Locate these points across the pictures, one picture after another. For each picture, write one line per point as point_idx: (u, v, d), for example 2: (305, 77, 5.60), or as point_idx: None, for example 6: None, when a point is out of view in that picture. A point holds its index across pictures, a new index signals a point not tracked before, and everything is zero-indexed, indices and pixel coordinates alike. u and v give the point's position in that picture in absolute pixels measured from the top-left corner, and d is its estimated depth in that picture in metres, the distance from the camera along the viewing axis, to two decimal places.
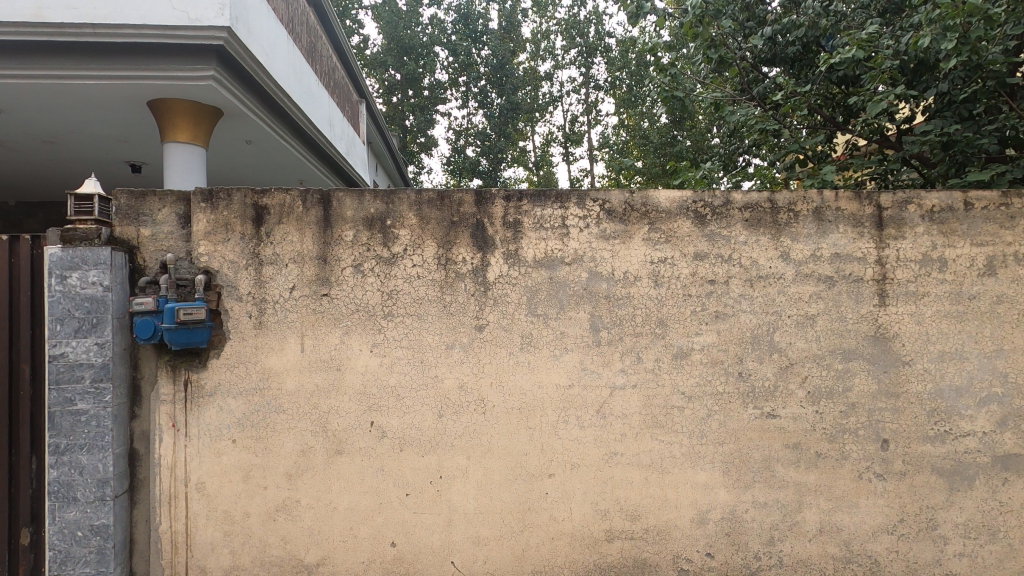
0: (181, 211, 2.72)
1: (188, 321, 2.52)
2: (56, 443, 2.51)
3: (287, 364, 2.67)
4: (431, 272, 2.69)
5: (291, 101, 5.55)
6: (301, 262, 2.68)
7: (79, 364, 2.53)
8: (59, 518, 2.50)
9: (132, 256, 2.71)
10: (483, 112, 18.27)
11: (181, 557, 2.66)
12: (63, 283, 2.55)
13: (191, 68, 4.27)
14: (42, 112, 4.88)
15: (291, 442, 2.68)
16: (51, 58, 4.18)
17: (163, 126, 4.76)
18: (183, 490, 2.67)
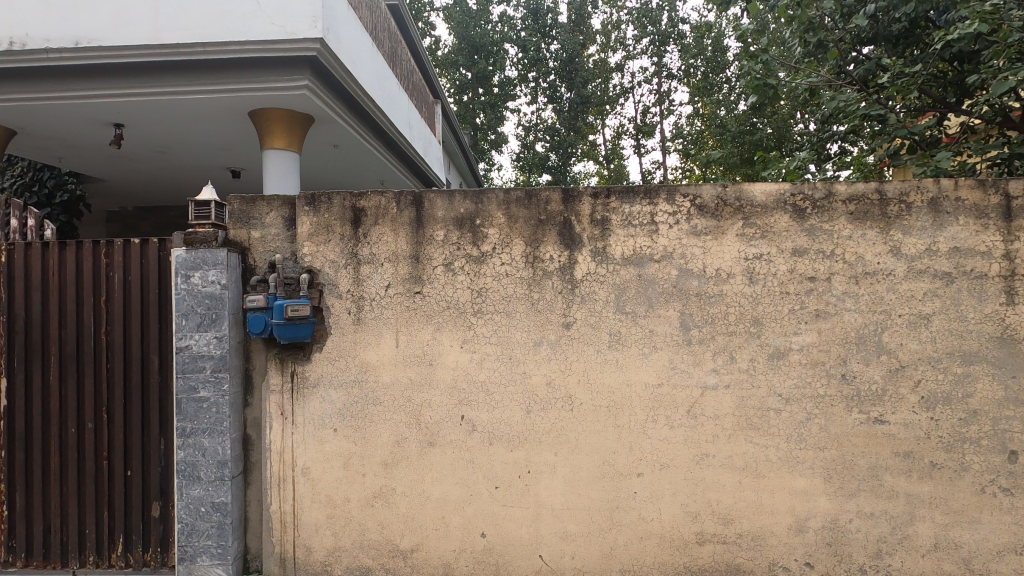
0: (286, 215, 2.92)
1: (295, 317, 2.70)
2: (183, 427, 2.78)
3: (383, 358, 2.80)
4: (520, 270, 2.74)
5: (374, 105, 5.77)
6: (396, 261, 2.80)
7: (201, 355, 2.78)
8: (185, 495, 2.77)
9: (244, 257, 2.94)
10: (552, 107, 18.20)
11: (289, 537, 2.87)
12: (187, 281, 2.82)
13: (287, 79, 4.54)
14: (158, 125, 5.37)
15: (387, 432, 2.81)
16: (167, 76, 4.58)
17: (263, 134, 5.10)
18: (290, 474, 2.87)
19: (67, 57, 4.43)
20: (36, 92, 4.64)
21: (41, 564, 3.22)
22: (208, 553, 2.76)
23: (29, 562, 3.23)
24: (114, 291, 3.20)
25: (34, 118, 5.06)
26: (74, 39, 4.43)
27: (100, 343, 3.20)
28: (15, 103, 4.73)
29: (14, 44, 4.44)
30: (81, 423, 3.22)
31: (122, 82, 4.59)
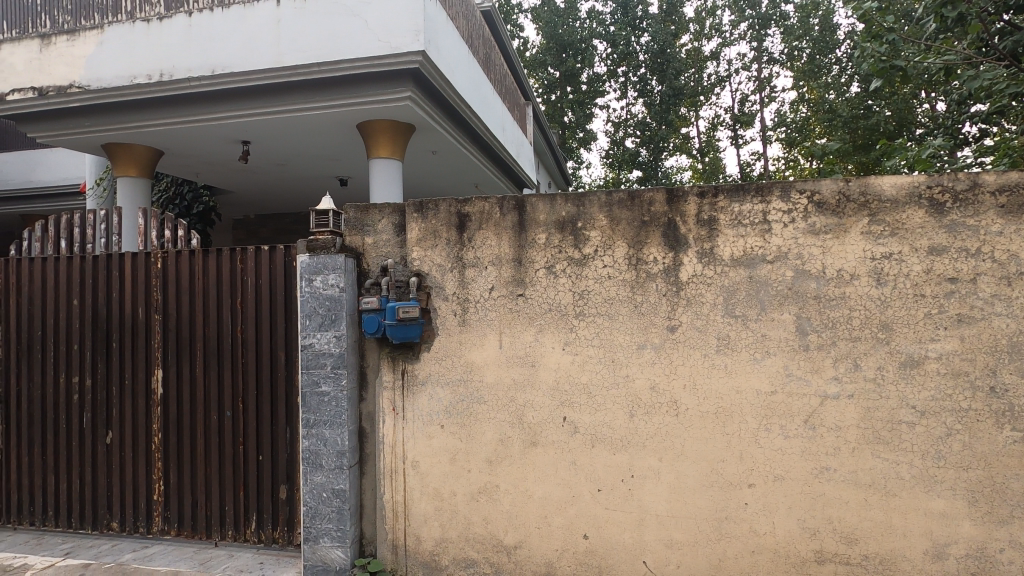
0: (396, 221, 3.08)
1: (406, 319, 2.85)
2: (307, 418, 3.03)
3: (487, 358, 2.89)
4: (622, 272, 2.71)
5: (471, 112, 5.95)
6: (499, 264, 2.88)
7: (322, 352, 3.02)
8: (309, 480, 3.02)
9: (359, 261, 3.15)
10: (643, 101, 17.77)
11: (401, 525, 3.04)
12: (310, 285, 3.07)
13: (391, 91, 4.79)
14: (278, 141, 5.87)
15: (491, 431, 2.90)
16: (287, 95, 4.99)
17: (370, 144, 5.42)
18: (401, 466, 3.04)
19: (205, 84, 4.96)
20: (180, 116, 5.25)
21: (190, 534, 3.66)
22: (329, 535, 2.99)
23: (180, 532, 3.69)
24: (247, 293, 3.55)
25: (178, 139, 5.72)
26: (211, 67, 4.95)
27: (236, 340, 3.58)
28: (164, 127, 5.36)
29: (163, 75, 5.04)
30: (221, 411, 3.61)
31: (250, 103, 5.08)
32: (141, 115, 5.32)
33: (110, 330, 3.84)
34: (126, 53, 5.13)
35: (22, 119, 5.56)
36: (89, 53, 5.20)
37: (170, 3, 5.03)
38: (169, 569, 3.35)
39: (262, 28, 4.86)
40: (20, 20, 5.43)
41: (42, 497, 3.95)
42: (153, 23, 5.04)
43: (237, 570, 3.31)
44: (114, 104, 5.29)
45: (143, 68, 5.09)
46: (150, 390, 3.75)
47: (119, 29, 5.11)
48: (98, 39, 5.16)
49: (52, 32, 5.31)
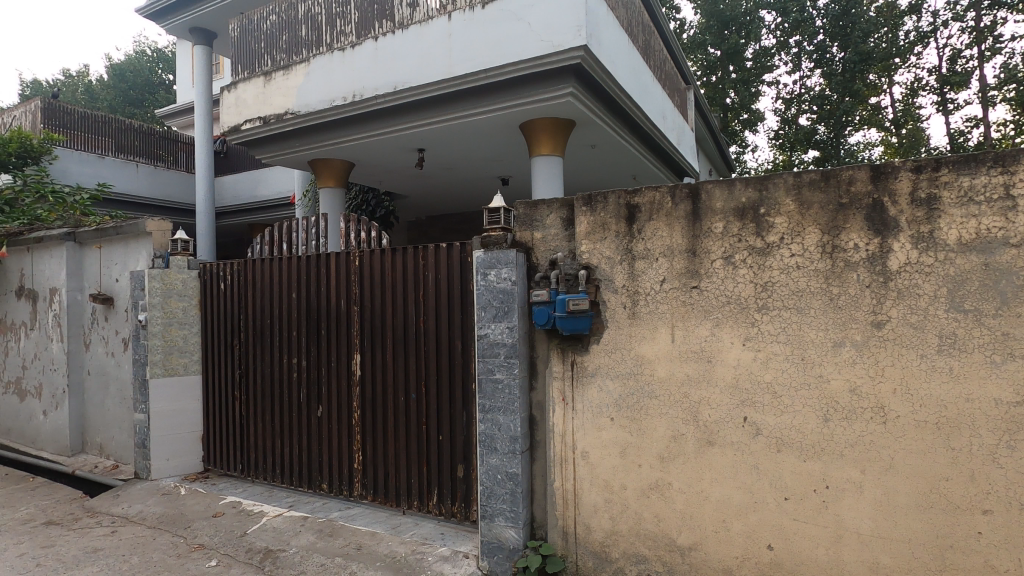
0: (565, 215, 3.14)
1: (575, 311, 2.90)
2: (484, 403, 3.23)
3: (658, 352, 2.82)
4: (815, 262, 2.47)
5: (632, 102, 5.84)
6: (671, 256, 2.79)
7: (496, 343, 3.20)
8: (485, 462, 3.23)
9: (529, 256, 3.26)
10: (821, 71, 15.86)
11: (571, 513, 3.10)
12: (485, 278, 3.26)
13: (554, 89, 4.89)
14: (448, 146, 6.33)
15: (664, 427, 2.82)
16: (458, 103, 5.37)
17: (533, 143, 5.59)
18: (571, 455, 3.09)
19: (389, 100, 5.54)
20: (368, 131, 5.92)
21: (384, 501, 4.15)
22: (503, 515, 3.16)
23: (376, 497, 4.19)
24: (429, 287, 3.90)
25: (366, 152, 6.46)
26: (393, 84, 5.51)
27: (419, 329, 3.95)
28: (356, 141, 6.09)
29: (355, 96, 5.73)
30: (407, 393, 4.01)
31: (425, 114, 5.55)
32: (338, 133, 6.10)
33: (320, 319, 4.48)
34: (327, 80, 5.93)
35: (252, 144, 6.72)
36: (299, 83, 6.10)
37: (360, 31, 5.70)
38: (367, 529, 3.83)
39: (436, 43, 5.28)
40: (250, 61, 6.56)
41: (272, 456, 4.77)
42: (347, 51, 5.76)
43: (422, 537, 3.66)
44: (318, 125, 6.14)
45: (339, 91, 5.83)
46: (350, 372, 4.31)
47: (321, 59, 5.93)
48: (306, 70, 6.04)
49: (273, 69, 6.34)
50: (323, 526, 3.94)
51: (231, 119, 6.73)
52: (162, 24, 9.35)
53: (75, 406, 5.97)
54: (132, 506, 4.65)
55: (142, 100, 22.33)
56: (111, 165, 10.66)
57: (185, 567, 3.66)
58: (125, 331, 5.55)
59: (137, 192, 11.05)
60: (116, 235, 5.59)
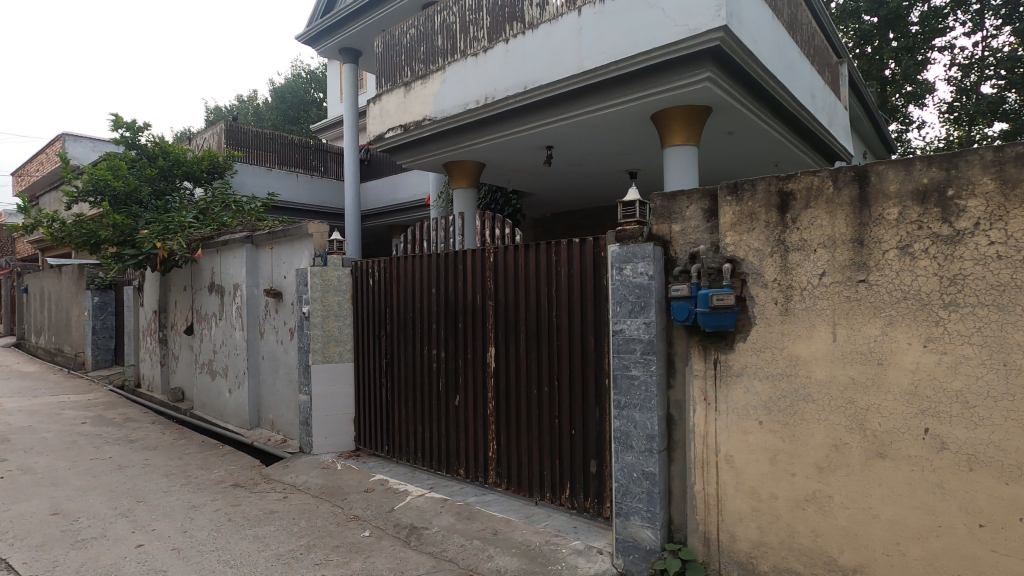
0: (706, 207, 2.99)
1: (720, 306, 2.75)
2: (619, 400, 3.19)
3: (816, 353, 2.60)
4: (1021, 251, 2.15)
5: (777, 83, 5.40)
6: (832, 247, 2.56)
7: (632, 338, 3.14)
8: (621, 459, 3.18)
9: (666, 249, 3.14)
10: (1012, 29, 13.44)
11: (713, 519, 2.95)
12: (620, 273, 3.21)
13: (690, 75, 4.67)
14: (576, 142, 6.32)
15: (822, 434, 2.58)
16: (588, 97, 5.35)
17: (665, 133, 5.39)
18: (714, 458, 2.94)
19: (520, 100, 5.68)
20: (499, 131, 6.11)
21: (517, 490, 4.27)
22: (639, 514, 3.10)
23: (509, 486, 4.32)
24: (561, 282, 3.95)
25: (496, 152, 6.68)
26: (524, 83, 5.65)
27: (552, 324, 4.01)
28: (487, 142, 6.31)
29: (487, 98, 5.96)
30: (540, 386, 4.09)
31: (555, 110, 5.61)
32: (471, 135, 6.38)
33: (458, 313, 4.72)
34: (461, 85, 6.22)
35: (393, 150, 7.24)
36: (436, 90, 6.47)
37: (492, 35, 5.89)
38: (503, 516, 3.97)
39: (566, 39, 5.31)
40: (391, 74, 7.07)
41: (414, 440, 5.13)
42: (480, 55, 6.00)
43: (555, 529, 3.71)
44: (453, 129, 6.46)
45: (473, 95, 6.11)
46: (486, 364, 4.48)
47: (456, 66, 6.24)
48: (442, 78, 6.40)
49: (412, 80, 6.80)
50: (462, 509, 4.16)
51: (376, 128, 7.30)
52: (317, 48, 10.43)
53: (252, 386, 6.89)
54: (298, 476, 5.26)
55: (298, 117, 25.09)
56: (277, 176, 12.13)
57: (343, 535, 4.05)
58: (291, 322, 6.29)
59: (297, 199, 12.47)
60: (284, 237, 6.35)
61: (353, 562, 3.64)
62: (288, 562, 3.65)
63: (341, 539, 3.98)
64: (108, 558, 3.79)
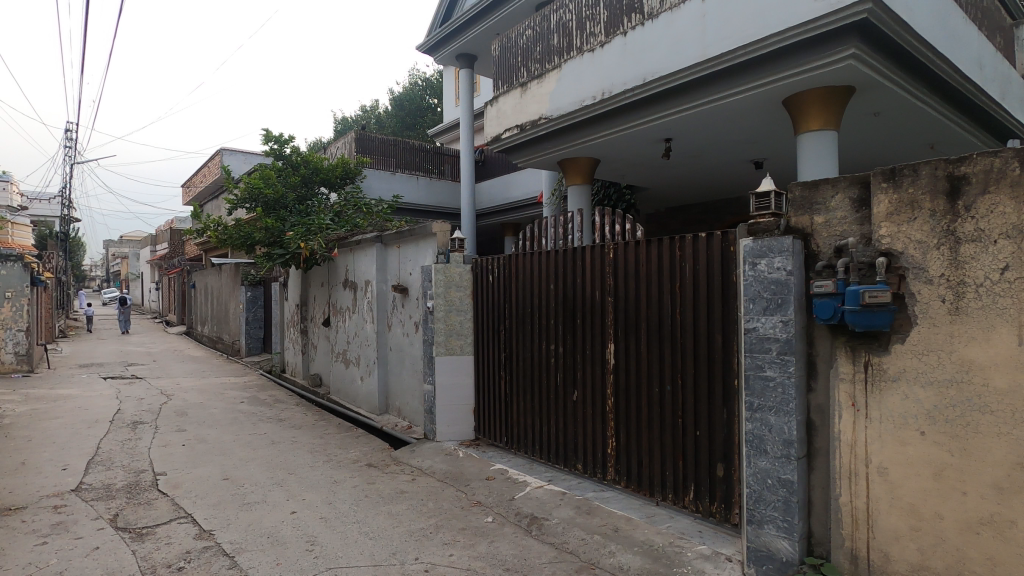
0: (855, 195, 2.75)
1: (873, 304, 2.53)
2: (752, 402, 3.03)
3: (995, 357, 2.33)
4: None
5: (936, 55, 4.81)
6: (1018, 238, 2.29)
7: (767, 337, 2.96)
8: (753, 464, 3.03)
9: (807, 243, 2.93)
10: None
11: (862, 536, 2.72)
12: (754, 268, 3.04)
13: (830, 54, 4.32)
14: (697, 133, 6.08)
15: (1003, 449, 2.31)
16: (712, 85, 5.13)
17: (799, 119, 5.00)
18: (863, 469, 2.70)
19: (638, 92, 5.59)
20: (616, 126, 6.05)
21: (636, 489, 4.22)
22: (774, 523, 2.93)
23: (629, 485, 4.28)
24: (686, 278, 3.84)
25: (612, 147, 6.61)
26: (643, 76, 5.56)
27: (676, 321, 3.91)
28: (603, 137, 6.26)
29: (605, 94, 5.94)
30: (662, 385, 4.00)
31: (676, 101, 5.44)
32: (587, 131, 6.38)
33: (576, 308, 4.75)
34: (577, 82, 6.25)
35: (509, 150, 7.42)
36: (552, 88, 6.56)
37: (610, 29, 5.85)
38: (623, 514, 3.94)
39: (689, 27, 5.15)
40: (507, 76, 7.26)
41: (532, 433, 5.24)
42: (597, 50, 5.98)
43: (679, 531, 3.62)
44: (569, 126, 6.50)
45: (590, 91, 6.12)
46: (605, 360, 4.47)
47: (573, 63, 6.28)
48: (559, 76, 6.46)
49: (528, 80, 6.93)
50: (581, 504, 4.19)
51: (493, 129, 7.53)
52: (436, 55, 10.96)
53: (381, 374, 7.45)
54: (424, 461, 5.60)
55: (414, 123, 26.56)
56: (400, 179, 12.95)
57: (468, 519, 4.25)
58: (416, 316, 6.70)
59: (417, 200, 13.24)
60: (410, 236, 6.77)
61: (479, 545, 3.81)
62: (420, 539, 3.91)
63: (467, 523, 4.18)
64: (268, 521, 4.30)
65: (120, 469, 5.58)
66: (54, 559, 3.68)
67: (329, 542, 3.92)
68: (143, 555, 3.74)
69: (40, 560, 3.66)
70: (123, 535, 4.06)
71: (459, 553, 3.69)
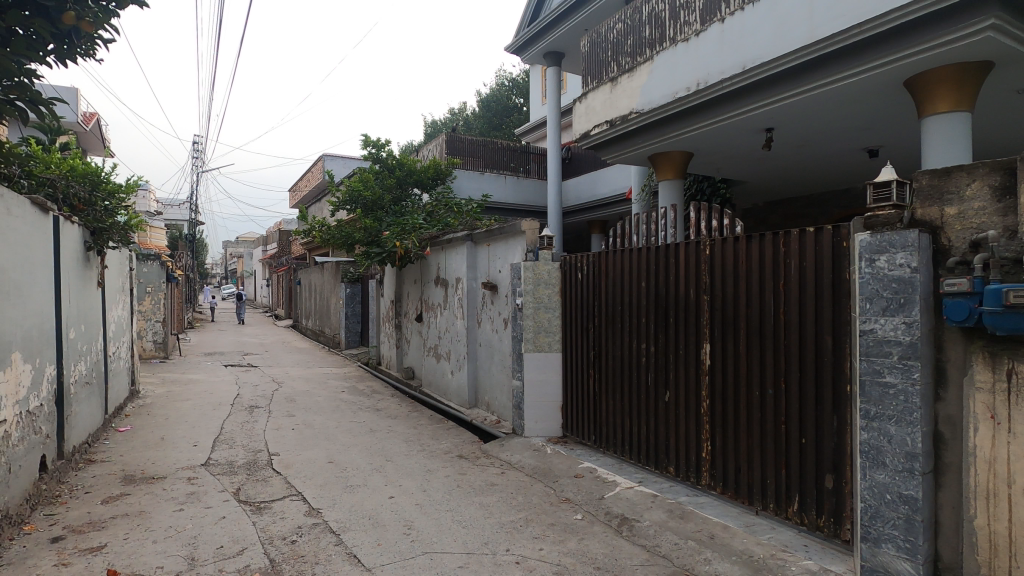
0: (997, 183, 2.46)
1: (1018, 305, 2.25)
2: (868, 409, 2.82)
3: None
4: None
5: None
6: None
7: (886, 340, 2.74)
8: (869, 477, 2.81)
9: (936, 237, 2.67)
10: None
11: (1002, 564, 2.43)
12: (872, 265, 2.83)
13: (963, 27, 3.89)
14: (802, 122, 5.70)
15: None
16: (822, 69, 4.79)
17: (923, 102, 4.54)
18: (1005, 490, 2.42)
19: (737, 81, 5.34)
20: (712, 117, 5.81)
21: (733, 496, 4.04)
22: (894, 543, 2.70)
23: (725, 491, 4.11)
24: (791, 276, 3.62)
25: (707, 140, 6.35)
26: (742, 63, 5.32)
27: (779, 321, 3.70)
28: (697, 130, 6.04)
29: (700, 85, 5.74)
30: (763, 388, 3.80)
31: (779, 88, 5.14)
32: (680, 124, 6.18)
33: (669, 307, 4.62)
34: (671, 74, 6.08)
35: (598, 146, 7.35)
36: (644, 82, 6.42)
37: (706, 16, 5.64)
38: (719, 521, 3.79)
39: (794, 9, 4.86)
40: (596, 71, 7.19)
41: (621, 433, 5.17)
42: (692, 40, 5.79)
43: (781, 543, 3.43)
44: (661, 120, 6.33)
45: (684, 83, 5.93)
46: (699, 360, 4.31)
47: (665, 54, 6.11)
48: (650, 68, 6.31)
49: (619, 74, 6.82)
50: (674, 507, 4.08)
51: (582, 126, 7.49)
52: (525, 55, 11.07)
53: (471, 369, 7.66)
54: (513, 455, 5.70)
55: (500, 125, 27.00)
56: (488, 179, 13.23)
57: (557, 514, 4.27)
58: (506, 312, 6.82)
59: (505, 199, 13.46)
60: (500, 235, 6.90)
61: (569, 541, 3.82)
62: (511, 531, 3.99)
63: (556, 518, 4.20)
64: (369, 504, 4.57)
65: (240, 448, 6.16)
66: (190, 524, 4.14)
67: (424, 527, 4.09)
68: (262, 527, 4.11)
69: (178, 524, 4.13)
70: (244, 508, 4.49)
71: (549, 548, 3.72)
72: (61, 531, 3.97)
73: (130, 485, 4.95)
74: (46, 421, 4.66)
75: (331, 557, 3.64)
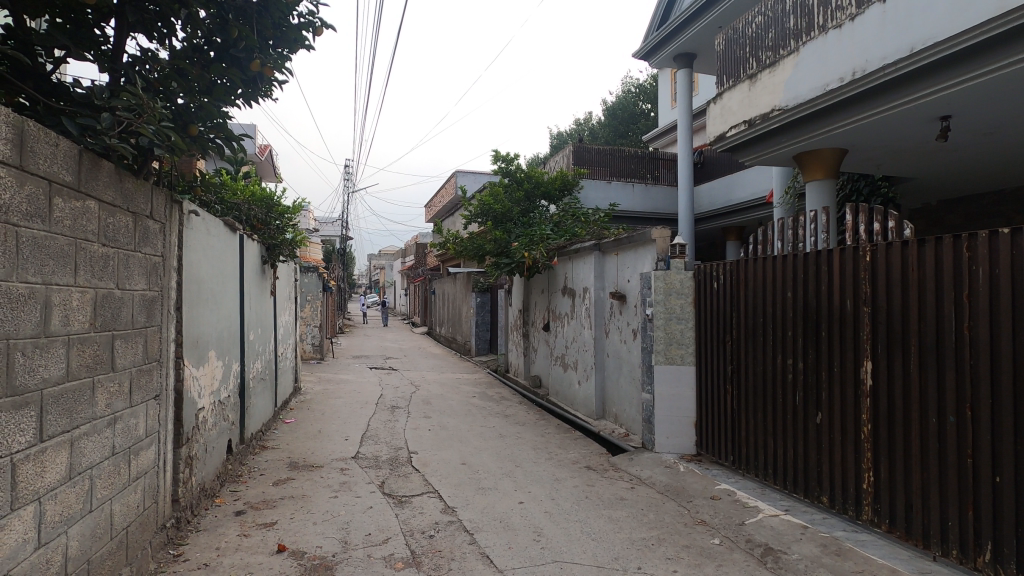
0: None
1: None
2: None
3: None
4: None
5: None
6: None
7: None
8: None
9: None
10: None
11: None
12: None
13: None
14: (990, 106, 4.89)
15: None
16: (1015, 43, 4.07)
17: None
18: None
19: (902, 66, 4.75)
20: (872, 109, 5.23)
21: (903, 537, 3.53)
22: None
23: (893, 530, 3.61)
24: (979, 286, 3.12)
25: (866, 134, 5.71)
26: (910, 46, 4.73)
27: (962, 338, 3.19)
28: (854, 124, 5.45)
29: (858, 74, 5.18)
30: (942, 416, 3.30)
31: (957, 69, 4.47)
32: (833, 120, 5.63)
33: (820, 320, 4.20)
34: (821, 65, 5.57)
35: (735, 149, 6.92)
36: (788, 76, 5.95)
37: None
38: (885, 563, 3.33)
39: None
40: (732, 69, 6.79)
41: (764, 456, 4.79)
42: (846, 25, 5.26)
43: None
44: (809, 116, 5.82)
45: (837, 73, 5.41)
46: (859, 379, 3.86)
47: (814, 44, 5.61)
48: (796, 61, 5.83)
49: (758, 70, 6.39)
50: (829, 542, 3.68)
51: (717, 128, 7.12)
52: (653, 60, 10.83)
53: (599, 380, 7.59)
54: (643, 470, 5.52)
55: (627, 131, 26.44)
56: (616, 188, 13.09)
57: (692, 536, 4.05)
58: (635, 323, 6.67)
59: (632, 208, 13.21)
60: (629, 243, 6.77)
61: (706, 566, 3.60)
62: (642, 549, 3.87)
63: (691, 540, 3.99)
64: (500, 507, 4.69)
65: (384, 444, 6.69)
66: (343, 511, 4.57)
67: (554, 535, 4.12)
68: (403, 519, 4.41)
69: (333, 510, 4.59)
70: (389, 500, 4.85)
71: (683, 571, 3.55)
72: (243, 506, 4.60)
73: (295, 471, 5.60)
74: (233, 410, 5.45)
75: (466, 555, 3.79)
